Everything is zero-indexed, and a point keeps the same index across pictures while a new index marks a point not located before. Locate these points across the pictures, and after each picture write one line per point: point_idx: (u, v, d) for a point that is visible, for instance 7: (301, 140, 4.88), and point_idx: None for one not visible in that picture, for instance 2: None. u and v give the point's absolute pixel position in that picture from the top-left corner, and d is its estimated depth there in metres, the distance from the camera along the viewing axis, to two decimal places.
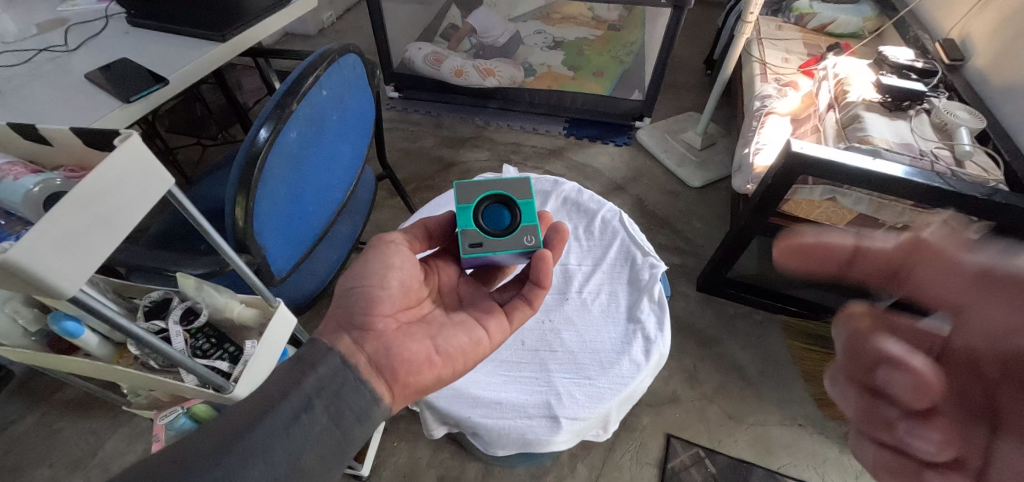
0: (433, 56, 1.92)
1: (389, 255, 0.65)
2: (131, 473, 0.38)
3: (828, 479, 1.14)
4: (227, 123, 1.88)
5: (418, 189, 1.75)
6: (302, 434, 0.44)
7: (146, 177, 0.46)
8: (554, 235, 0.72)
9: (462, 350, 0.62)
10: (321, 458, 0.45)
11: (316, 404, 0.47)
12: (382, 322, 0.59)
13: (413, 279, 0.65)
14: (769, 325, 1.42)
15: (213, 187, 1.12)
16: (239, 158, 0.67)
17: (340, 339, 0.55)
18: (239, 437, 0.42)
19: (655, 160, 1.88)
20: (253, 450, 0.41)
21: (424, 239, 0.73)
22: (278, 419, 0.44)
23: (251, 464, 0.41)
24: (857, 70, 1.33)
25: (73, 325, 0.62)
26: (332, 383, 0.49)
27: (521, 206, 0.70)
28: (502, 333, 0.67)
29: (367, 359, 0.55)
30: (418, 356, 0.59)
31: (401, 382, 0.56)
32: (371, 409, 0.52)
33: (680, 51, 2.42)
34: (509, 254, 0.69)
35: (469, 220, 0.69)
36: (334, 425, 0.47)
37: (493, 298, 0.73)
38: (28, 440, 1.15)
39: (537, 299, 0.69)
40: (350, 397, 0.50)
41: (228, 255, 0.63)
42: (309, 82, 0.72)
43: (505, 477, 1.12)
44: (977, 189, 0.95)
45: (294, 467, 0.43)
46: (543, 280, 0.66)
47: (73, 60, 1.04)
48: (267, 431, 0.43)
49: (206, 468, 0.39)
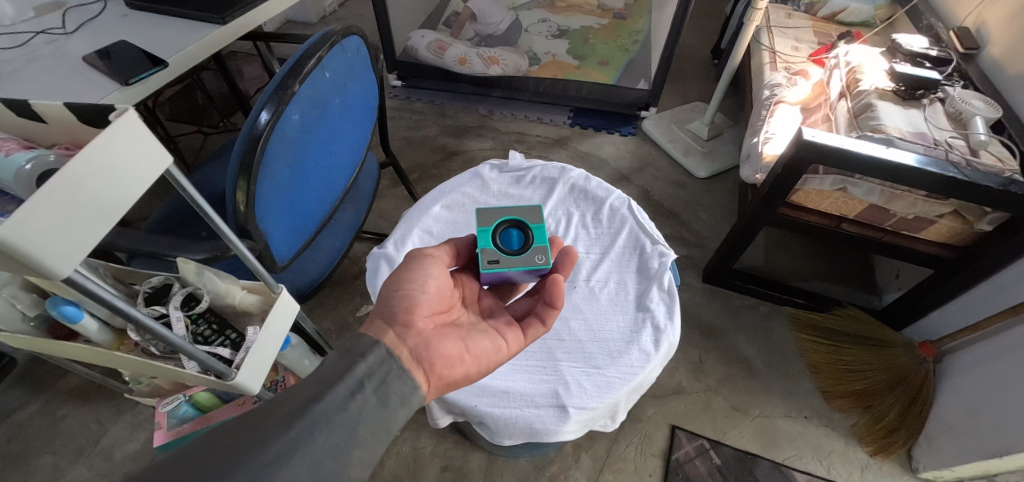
0: (436, 44, 1.89)
1: (425, 263, 0.66)
2: (189, 454, 0.39)
3: (833, 471, 1.13)
4: (228, 111, 1.86)
5: (422, 178, 1.73)
6: (357, 412, 0.46)
7: (141, 155, 0.44)
8: (563, 258, 0.71)
9: (488, 353, 0.63)
10: (373, 432, 0.46)
11: (367, 386, 0.48)
12: (421, 321, 0.60)
13: (446, 286, 0.66)
14: (776, 316, 1.41)
15: (215, 174, 1.11)
16: (239, 141, 0.65)
17: (384, 332, 0.55)
18: (304, 410, 0.43)
19: (660, 151, 1.86)
20: (315, 425, 0.43)
21: (451, 256, 0.71)
22: (336, 395, 0.45)
23: (316, 434, 0.42)
24: (870, 59, 1.30)
25: (72, 310, 0.60)
26: (380, 369, 0.50)
27: (533, 229, 0.71)
28: (520, 344, 0.67)
29: (409, 351, 0.55)
30: (452, 352, 0.59)
31: (437, 374, 0.56)
32: (411, 396, 0.52)
33: (686, 40, 2.38)
34: (521, 271, 0.68)
35: (487, 240, 0.69)
36: (382, 406, 0.49)
37: (511, 311, 0.73)
38: (30, 428, 1.15)
39: (550, 320, 0.68)
40: (395, 383, 0.51)
41: (228, 239, 0.62)
42: (311, 64, 0.69)
43: (509, 467, 1.12)
44: (993, 179, 0.93)
45: (352, 438, 0.44)
46: (556, 299, 0.65)
47: (70, 43, 1.02)
48: (324, 409, 0.44)
49: (272, 440, 0.40)
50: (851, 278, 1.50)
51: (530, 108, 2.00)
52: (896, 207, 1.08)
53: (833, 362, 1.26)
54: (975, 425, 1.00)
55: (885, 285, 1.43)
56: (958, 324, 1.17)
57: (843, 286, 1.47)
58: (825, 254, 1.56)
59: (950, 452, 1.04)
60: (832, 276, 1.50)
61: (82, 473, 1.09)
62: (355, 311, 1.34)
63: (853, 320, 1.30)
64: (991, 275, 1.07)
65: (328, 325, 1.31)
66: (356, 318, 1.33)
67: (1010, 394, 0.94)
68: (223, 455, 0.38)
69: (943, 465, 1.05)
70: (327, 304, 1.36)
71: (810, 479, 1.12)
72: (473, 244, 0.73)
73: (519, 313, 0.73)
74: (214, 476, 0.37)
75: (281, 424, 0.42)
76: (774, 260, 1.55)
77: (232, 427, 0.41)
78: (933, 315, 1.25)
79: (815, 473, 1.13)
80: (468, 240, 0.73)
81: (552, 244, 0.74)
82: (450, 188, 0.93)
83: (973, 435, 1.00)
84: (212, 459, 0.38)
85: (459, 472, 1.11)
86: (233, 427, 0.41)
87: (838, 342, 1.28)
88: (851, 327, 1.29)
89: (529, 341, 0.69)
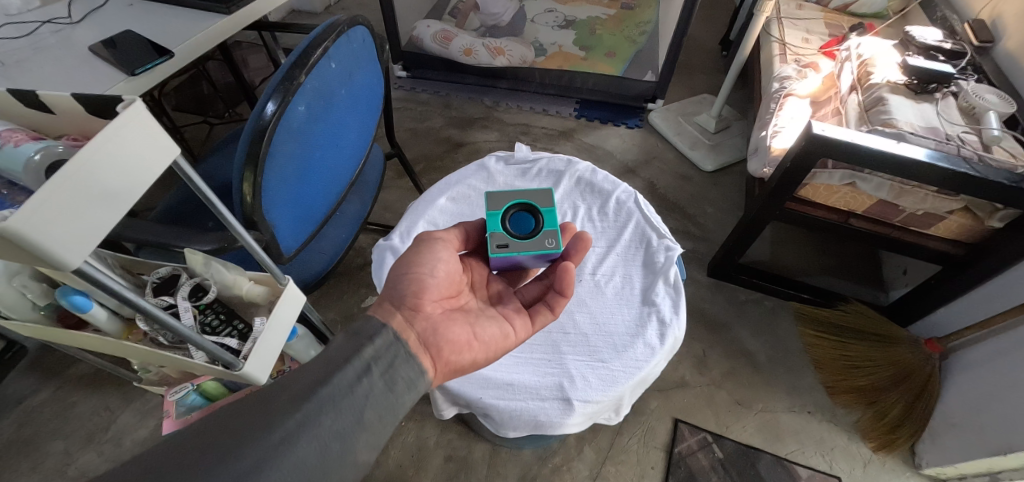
0: (441, 34, 1.88)
1: (435, 248, 0.66)
2: (201, 432, 0.39)
3: (836, 466, 1.14)
4: (234, 102, 1.86)
5: (426, 170, 1.73)
6: (364, 395, 0.46)
7: (148, 149, 0.44)
8: (576, 244, 0.71)
9: (496, 341, 0.63)
10: (379, 415, 0.47)
11: (374, 371, 0.49)
12: (429, 305, 0.60)
13: (455, 271, 0.66)
14: (780, 311, 1.41)
15: (222, 164, 1.11)
16: (246, 130, 0.65)
17: (393, 315, 0.56)
18: (312, 391, 0.43)
19: (667, 143, 1.84)
20: (322, 406, 0.43)
21: (462, 241, 0.71)
22: (343, 378, 0.46)
23: (323, 415, 0.43)
24: (882, 51, 1.27)
25: (81, 299, 0.61)
26: (387, 354, 0.51)
27: (544, 213, 0.70)
28: (527, 332, 0.67)
29: (416, 335, 0.55)
30: (460, 338, 0.59)
31: (444, 360, 0.57)
32: (418, 381, 0.52)
33: (694, 32, 2.35)
34: (531, 256, 0.69)
35: (496, 224, 0.69)
36: (389, 391, 0.49)
37: (518, 297, 0.73)
38: (41, 415, 1.17)
39: (558, 307, 0.68)
40: (403, 368, 0.51)
41: (235, 229, 0.62)
42: (318, 53, 0.69)
43: (512, 457, 1.13)
44: (1003, 174, 0.91)
45: (358, 420, 0.45)
46: (565, 287, 0.66)
47: (77, 32, 1.02)
48: (332, 391, 0.44)
49: (281, 420, 0.41)
50: (858, 274, 1.49)
51: (536, 99, 1.98)
52: (905, 202, 1.07)
53: (839, 357, 1.26)
54: (980, 422, 1.00)
55: (892, 281, 1.43)
56: (967, 321, 1.15)
57: (850, 281, 1.47)
58: (831, 249, 1.55)
59: (956, 449, 1.04)
60: (838, 271, 1.49)
61: (93, 459, 1.11)
62: (360, 302, 1.35)
63: (860, 316, 1.29)
64: (999, 273, 1.06)
65: (333, 315, 1.32)
66: (362, 309, 1.34)
67: (1017, 390, 0.94)
68: (232, 436, 0.39)
69: (947, 462, 1.05)
70: (333, 295, 1.37)
71: (812, 473, 1.12)
72: (483, 229, 0.73)
73: (526, 301, 0.73)
74: (226, 456, 0.37)
75: (290, 405, 0.42)
76: (780, 255, 1.54)
77: (241, 408, 0.42)
78: (940, 311, 1.24)
79: (817, 467, 1.13)
80: (478, 224, 0.73)
81: (564, 230, 0.73)
82: (455, 180, 0.93)
83: (979, 432, 0.99)
84: (224, 440, 0.39)
85: (463, 462, 1.12)
86: (248, 405, 0.42)
87: (843, 338, 1.28)
88: (858, 322, 1.28)
89: (536, 328, 0.69)
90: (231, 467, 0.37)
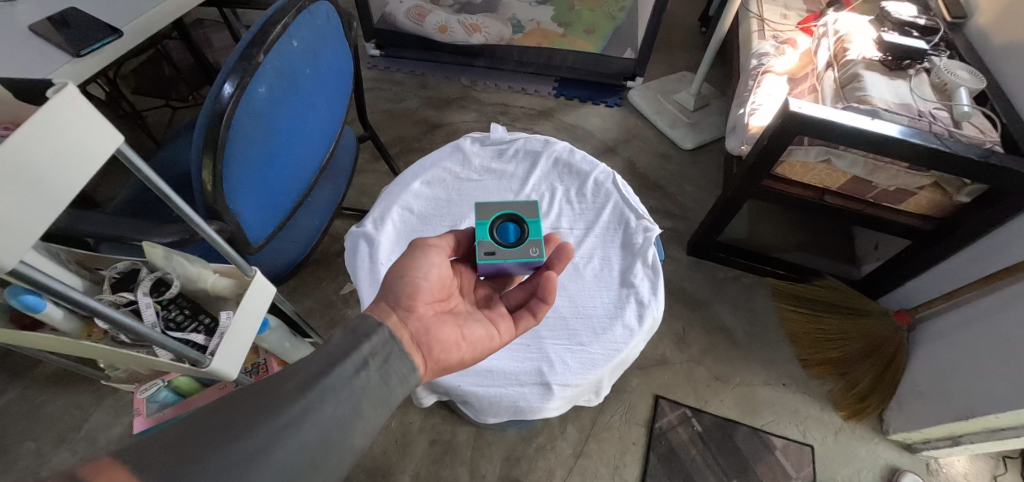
0: (415, 10, 1.80)
1: (428, 251, 0.64)
2: None
3: (809, 435, 1.18)
4: (197, 84, 1.78)
5: (404, 152, 1.69)
6: (361, 386, 0.45)
7: (85, 135, 0.40)
8: (560, 253, 0.70)
9: (482, 343, 0.62)
10: (375, 406, 0.46)
11: (372, 364, 0.47)
12: (422, 306, 0.59)
13: (448, 274, 0.65)
14: (758, 287, 1.43)
15: (185, 151, 1.06)
16: (202, 116, 0.61)
17: (387, 314, 0.54)
18: (315, 379, 0.42)
19: (646, 122, 1.83)
20: (325, 394, 0.42)
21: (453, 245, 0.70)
22: (343, 369, 0.45)
23: (325, 402, 0.41)
24: (858, 26, 1.26)
25: (33, 299, 0.57)
26: (382, 350, 0.49)
27: (531, 223, 0.68)
28: (511, 335, 0.66)
29: (409, 335, 0.54)
30: (450, 338, 0.58)
31: (434, 358, 0.56)
32: (410, 376, 0.51)
33: (673, 8, 2.32)
34: (517, 264, 0.67)
35: (485, 232, 0.67)
36: (382, 385, 0.48)
37: (505, 302, 0.71)
38: (8, 415, 1.13)
39: (541, 312, 0.67)
40: (396, 363, 0.50)
41: (194, 223, 0.59)
42: (276, 32, 0.65)
43: (497, 440, 1.14)
44: (973, 150, 0.93)
45: (356, 410, 0.44)
46: (548, 294, 0.65)
47: (14, 11, 0.94)
48: (334, 380, 0.43)
49: (286, 403, 0.39)
50: (832, 249, 1.52)
51: (515, 78, 1.94)
52: (878, 179, 1.08)
53: (812, 331, 1.29)
54: (945, 390, 1.05)
55: (864, 255, 1.46)
56: (934, 293, 1.19)
57: (823, 257, 1.50)
58: (806, 226, 1.58)
59: (920, 415, 1.09)
60: (812, 247, 1.52)
61: (66, 458, 1.08)
62: (339, 290, 1.33)
63: (834, 290, 1.31)
64: (967, 245, 1.09)
65: (311, 304, 1.31)
66: (340, 296, 1.32)
67: (982, 359, 0.98)
68: (234, 420, 0.36)
69: (913, 428, 1.10)
70: (310, 283, 1.34)
71: (787, 443, 1.16)
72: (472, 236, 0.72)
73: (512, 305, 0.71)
74: (231, 438, 0.35)
75: (296, 390, 0.40)
76: (757, 232, 1.56)
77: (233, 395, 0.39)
78: (909, 284, 1.28)
79: (791, 437, 1.17)
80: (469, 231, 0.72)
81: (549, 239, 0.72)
82: (430, 163, 0.90)
83: (943, 399, 1.04)
84: (217, 425, 0.35)
85: (448, 446, 1.12)
86: (243, 393, 0.39)
87: (817, 312, 1.30)
88: (831, 296, 1.31)
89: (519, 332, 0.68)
90: (229, 452, 0.34)
